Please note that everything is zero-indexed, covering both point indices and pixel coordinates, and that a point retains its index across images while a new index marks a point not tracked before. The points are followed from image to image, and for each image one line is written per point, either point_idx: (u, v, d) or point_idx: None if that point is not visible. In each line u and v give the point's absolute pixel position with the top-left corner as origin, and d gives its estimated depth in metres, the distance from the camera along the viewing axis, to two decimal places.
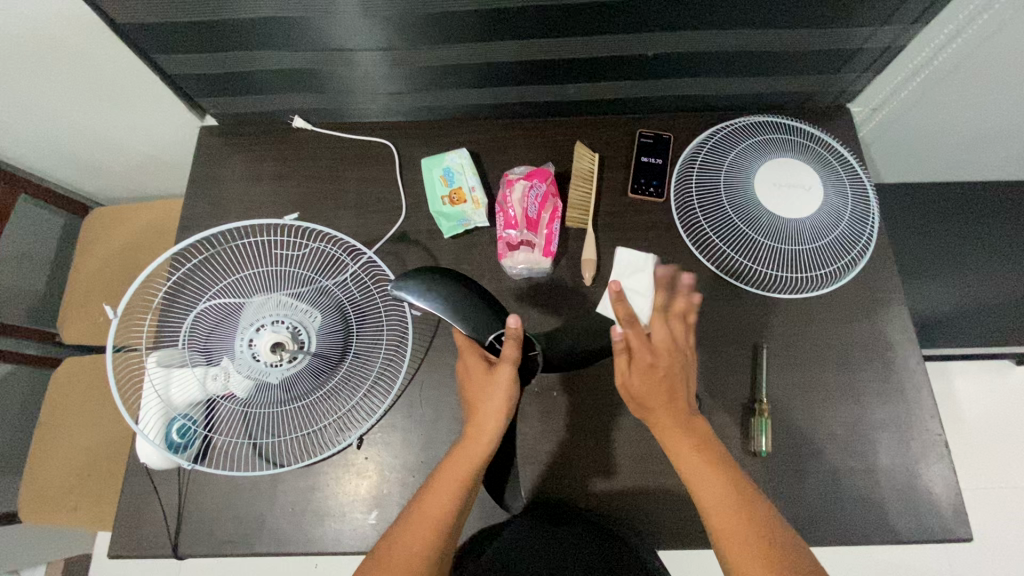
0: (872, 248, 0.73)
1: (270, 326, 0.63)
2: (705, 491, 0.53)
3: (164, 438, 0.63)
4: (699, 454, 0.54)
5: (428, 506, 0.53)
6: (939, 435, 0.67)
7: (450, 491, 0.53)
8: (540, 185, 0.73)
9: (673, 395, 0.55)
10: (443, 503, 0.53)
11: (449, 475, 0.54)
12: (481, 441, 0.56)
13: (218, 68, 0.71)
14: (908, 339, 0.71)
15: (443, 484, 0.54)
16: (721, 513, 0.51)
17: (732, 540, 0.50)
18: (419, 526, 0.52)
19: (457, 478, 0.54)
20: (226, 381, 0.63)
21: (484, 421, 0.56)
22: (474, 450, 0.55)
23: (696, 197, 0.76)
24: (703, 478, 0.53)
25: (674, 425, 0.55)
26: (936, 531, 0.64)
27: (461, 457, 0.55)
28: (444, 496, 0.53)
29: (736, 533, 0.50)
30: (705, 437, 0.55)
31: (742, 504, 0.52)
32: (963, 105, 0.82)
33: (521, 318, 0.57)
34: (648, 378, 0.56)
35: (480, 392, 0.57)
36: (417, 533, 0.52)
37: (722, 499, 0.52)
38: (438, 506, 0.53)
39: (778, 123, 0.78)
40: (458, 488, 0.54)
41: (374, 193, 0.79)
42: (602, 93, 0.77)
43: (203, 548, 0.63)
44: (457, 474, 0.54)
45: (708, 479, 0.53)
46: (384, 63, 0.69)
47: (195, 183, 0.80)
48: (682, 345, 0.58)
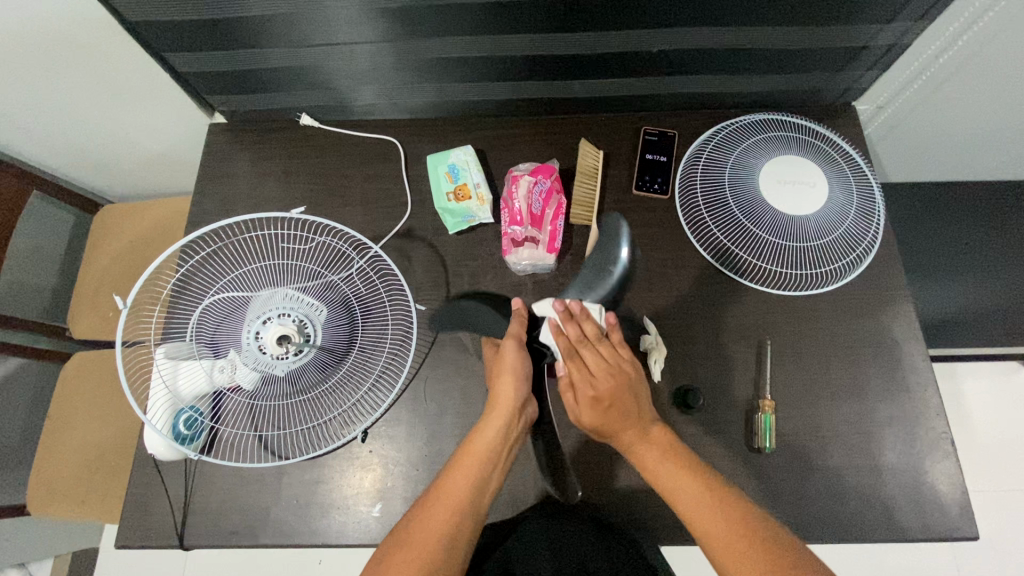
0: (877, 246, 0.73)
1: (277, 318, 0.63)
2: (678, 495, 0.53)
3: (171, 429, 0.63)
4: (664, 462, 0.55)
5: (449, 483, 0.54)
6: (946, 434, 0.67)
7: (470, 468, 0.55)
8: (544, 182, 0.73)
9: (626, 412, 0.56)
10: (465, 475, 0.55)
11: (470, 454, 0.56)
12: (496, 418, 0.58)
13: (226, 66, 0.72)
14: (912, 337, 0.70)
15: (463, 462, 0.56)
16: (702, 513, 0.51)
17: (717, 534, 0.50)
18: (441, 502, 0.53)
19: (477, 456, 0.56)
20: (233, 372, 0.63)
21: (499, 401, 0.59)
22: (495, 424, 0.58)
23: (700, 194, 0.76)
24: (670, 483, 0.54)
25: (635, 439, 0.56)
26: (943, 530, 0.64)
27: (478, 437, 0.57)
28: (464, 472, 0.55)
29: (720, 529, 0.50)
30: (668, 444, 0.56)
31: (721, 501, 0.52)
32: (969, 104, 0.81)
33: (522, 300, 0.66)
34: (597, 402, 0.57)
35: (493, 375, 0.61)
36: (438, 508, 0.53)
37: (693, 500, 0.52)
38: (461, 479, 0.55)
39: (782, 121, 0.79)
40: (477, 467, 0.55)
41: (379, 189, 0.79)
42: (606, 90, 0.77)
43: (209, 538, 0.64)
44: (477, 452, 0.56)
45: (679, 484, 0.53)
46: (389, 60, 0.70)
47: (203, 180, 0.81)
48: (621, 365, 0.59)
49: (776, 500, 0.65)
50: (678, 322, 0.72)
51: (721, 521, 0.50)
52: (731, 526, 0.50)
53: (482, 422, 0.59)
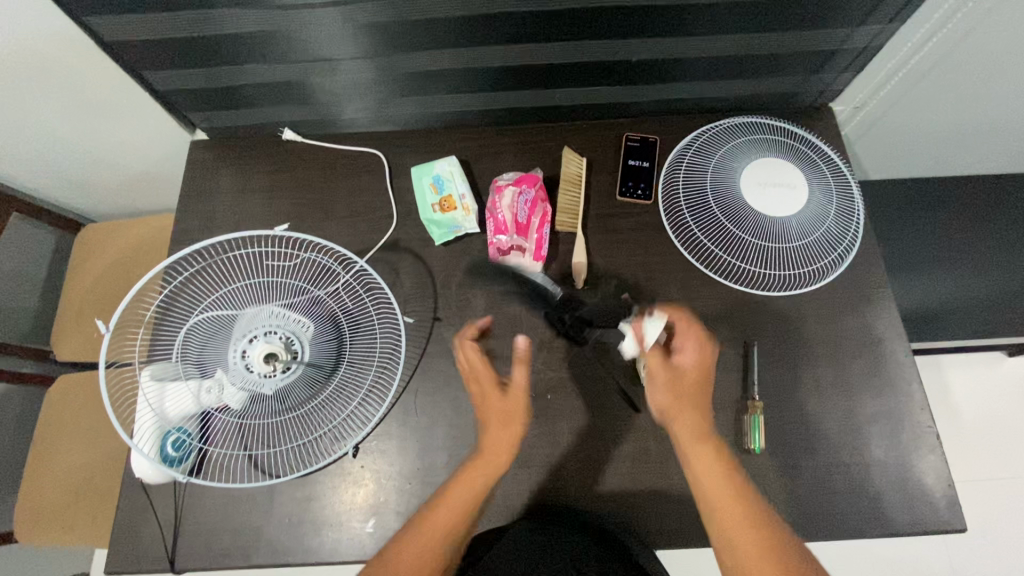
0: (858, 243, 0.74)
1: (263, 336, 0.62)
2: (717, 498, 0.58)
3: (159, 451, 0.62)
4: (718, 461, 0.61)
5: (438, 513, 0.60)
6: (930, 428, 0.67)
7: (445, 508, 0.60)
8: (529, 191, 0.74)
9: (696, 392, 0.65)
10: (454, 513, 0.60)
11: (454, 499, 0.61)
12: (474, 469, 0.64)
13: (207, 83, 0.71)
14: (895, 332, 0.71)
15: (456, 496, 0.61)
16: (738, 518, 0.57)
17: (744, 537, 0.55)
18: (429, 533, 0.59)
19: (469, 491, 0.62)
20: (219, 393, 0.62)
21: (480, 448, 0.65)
22: (484, 468, 0.64)
23: (683, 199, 0.77)
24: (710, 483, 0.59)
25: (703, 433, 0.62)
26: (932, 522, 0.64)
27: (469, 472, 0.63)
28: (458, 505, 0.61)
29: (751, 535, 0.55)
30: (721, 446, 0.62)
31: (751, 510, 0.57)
32: (942, 104, 0.83)
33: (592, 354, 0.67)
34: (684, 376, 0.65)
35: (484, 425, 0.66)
36: (426, 545, 0.58)
37: (727, 503, 0.58)
38: (450, 513, 0.60)
39: (762, 124, 0.80)
40: (460, 514, 0.60)
41: (364, 202, 0.79)
42: (588, 98, 0.78)
43: (200, 560, 0.63)
44: (467, 488, 0.62)
45: (722, 483, 0.59)
46: (373, 74, 0.70)
47: (187, 198, 0.81)
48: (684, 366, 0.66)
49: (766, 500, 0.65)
50: None
51: (747, 525, 0.56)
52: (755, 527, 0.56)
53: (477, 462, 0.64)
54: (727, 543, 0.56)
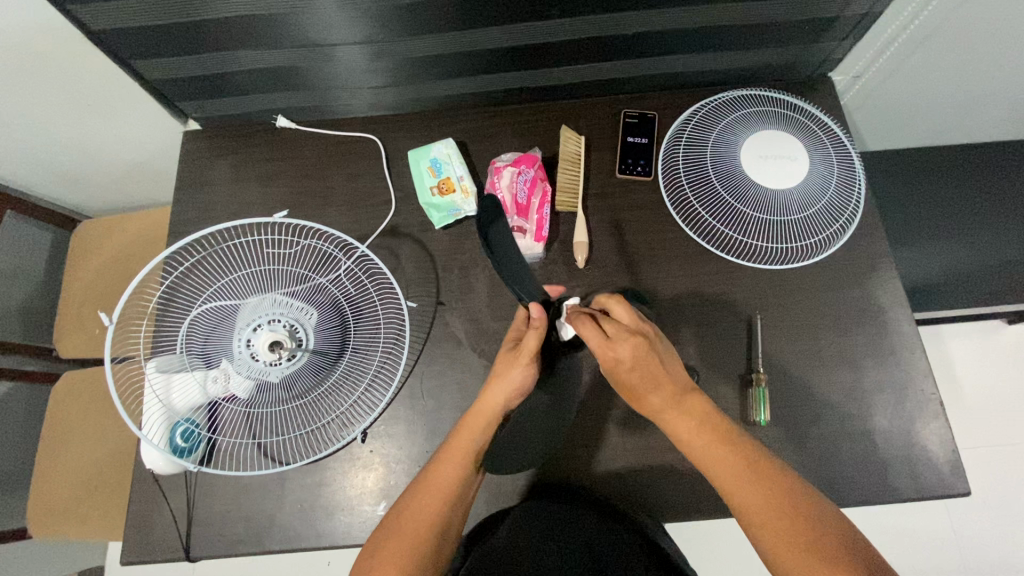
0: (859, 214, 0.74)
1: (267, 325, 0.62)
2: (718, 469, 0.52)
3: (168, 442, 0.62)
4: (705, 431, 0.53)
5: (434, 476, 0.56)
6: (934, 396, 0.68)
7: (464, 464, 0.57)
8: (527, 171, 0.74)
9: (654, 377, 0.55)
10: (453, 469, 0.56)
11: (453, 456, 0.57)
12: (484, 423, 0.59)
13: (198, 71, 0.70)
14: (898, 302, 0.72)
15: (452, 454, 0.57)
16: (750, 493, 0.50)
17: (761, 511, 0.49)
18: (431, 496, 0.55)
19: (462, 450, 0.57)
20: (226, 383, 0.62)
21: (490, 404, 0.59)
22: (476, 427, 0.58)
23: (683, 173, 0.76)
24: (708, 457, 0.52)
25: (670, 399, 0.54)
26: (936, 488, 0.65)
27: (461, 433, 0.58)
28: (455, 463, 0.57)
29: (769, 509, 0.49)
30: (707, 411, 0.54)
31: (765, 479, 0.50)
32: (943, 72, 0.82)
33: (542, 309, 0.58)
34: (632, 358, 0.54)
35: (501, 384, 0.59)
36: (427, 508, 0.55)
37: (735, 475, 0.51)
38: (449, 474, 0.56)
39: (760, 96, 0.79)
40: (461, 475, 0.57)
41: (362, 187, 0.79)
42: (585, 75, 0.77)
43: (213, 548, 0.63)
44: (461, 449, 0.57)
45: (724, 455, 0.52)
46: (367, 57, 0.70)
47: (183, 189, 0.80)
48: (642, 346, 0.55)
49: None
50: (669, 304, 0.72)
51: (764, 498, 0.49)
52: (778, 508, 0.48)
53: (466, 419, 0.59)
54: (748, 519, 0.49)
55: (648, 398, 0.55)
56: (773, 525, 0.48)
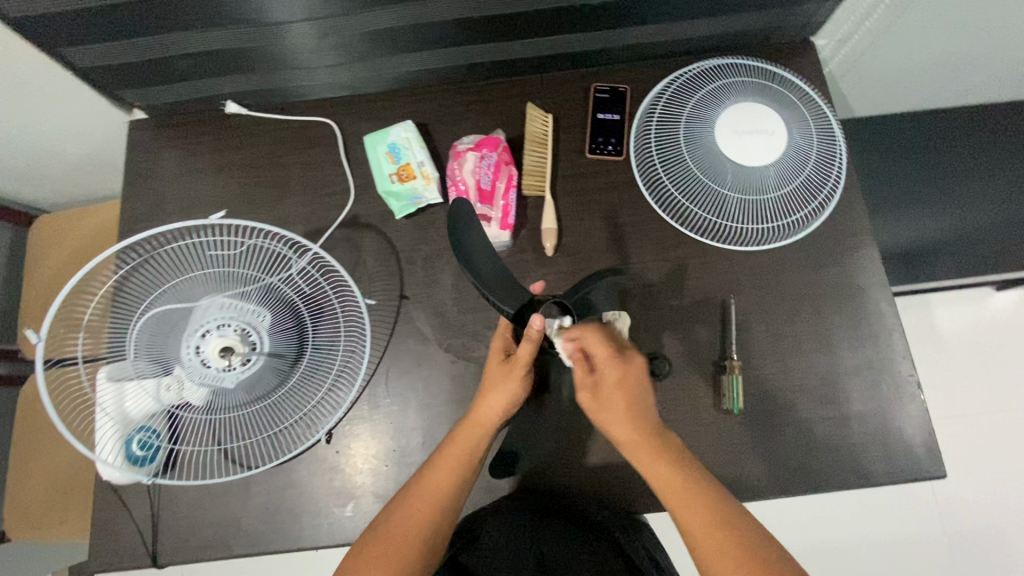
0: (839, 190, 0.70)
1: (216, 330, 0.59)
2: (679, 505, 0.51)
3: (126, 453, 0.61)
4: (673, 469, 0.52)
5: (426, 485, 0.56)
6: (912, 377, 0.66)
7: (459, 475, 0.56)
8: (491, 155, 0.70)
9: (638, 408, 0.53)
10: (447, 479, 0.56)
11: (448, 465, 0.56)
12: (481, 429, 0.58)
13: (133, 57, 0.66)
14: (878, 281, 0.69)
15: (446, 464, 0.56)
16: (708, 534, 0.50)
17: (715, 552, 0.49)
18: (421, 506, 0.55)
19: (456, 460, 0.56)
20: (179, 391, 0.60)
21: (487, 413, 0.57)
22: (473, 437, 0.57)
23: (655, 150, 0.72)
24: (667, 492, 0.52)
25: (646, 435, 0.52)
26: (911, 471, 0.64)
27: (458, 442, 0.57)
28: (448, 473, 0.56)
29: (724, 551, 0.49)
30: (678, 450, 0.53)
31: (728, 523, 0.50)
32: (931, 33, 0.78)
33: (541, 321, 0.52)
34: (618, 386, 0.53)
35: (496, 394, 0.57)
36: (417, 518, 0.54)
37: (697, 513, 0.51)
38: (442, 483, 0.56)
39: (737, 65, 0.74)
40: (455, 485, 0.56)
41: (320, 176, 0.75)
42: (551, 48, 0.72)
43: (182, 554, 0.63)
44: (455, 459, 0.57)
45: (689, 494, 0.51)
46: (314, 34, 0.65)
47: (132, 183, 0.76)
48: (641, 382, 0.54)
49: (744, 458, 0.65)
50: (642, 291, 0.70)
51: (721, 542, 0.50)
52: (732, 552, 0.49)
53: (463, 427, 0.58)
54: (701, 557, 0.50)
55: (619, 427, 0.53)
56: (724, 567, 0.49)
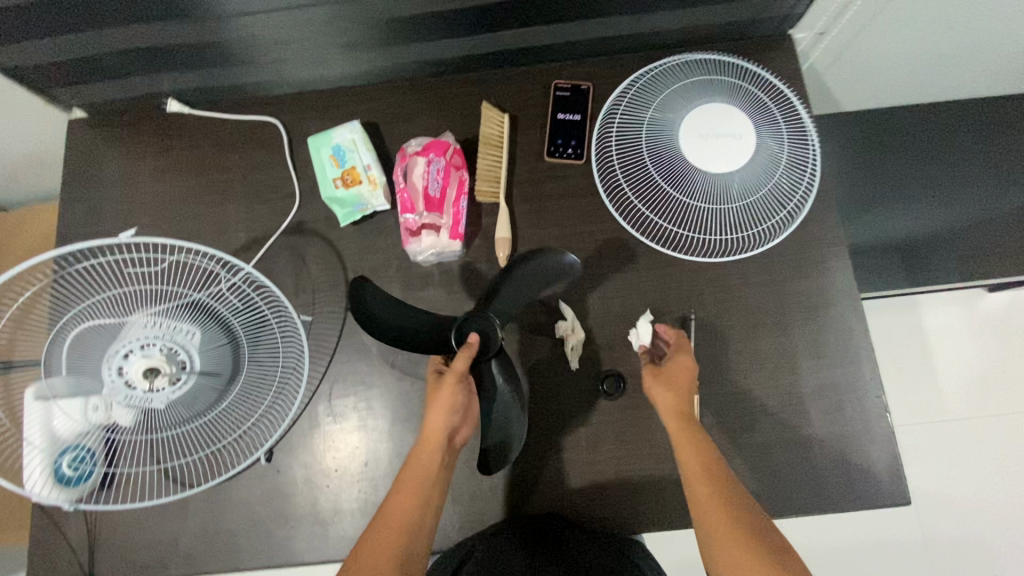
0: (812, 197, 0.66)
1: (139, 350, 0.55)
2: (698, 480, 0.51)
3: (54, 478, 0.58)
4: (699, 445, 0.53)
5: (389, 512, 0.52)
6: (879, 398, 0.63)
7: (419, 497, 0.53)
8: (438, 160, 0.66)
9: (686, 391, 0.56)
10: (409, 501, 0.53)
11: (407, 489, 0.53)
12: (434, 450, 0.56)
13: (58, 54, 0.62)
14: (850, 295, 0.65)
15: (406, 489, 0.53)
16: (718, 512, 0.49)
17: (723, 531, 0.48)
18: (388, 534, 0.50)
19: (416, 481, 0.54)
20: (106, 413, 0.56)
21: (436, 430, 0.56)
22: (427, 457, 0.55)
23: (616, 154, 0.68)
24: (688, 465, 0.52)
25: (676, 408, 0.55)
26: (874, 497, 0.61)
27: (411, 465, 0.55)
28: (410, 495, 0.53)
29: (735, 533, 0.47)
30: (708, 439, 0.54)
31: (740, 510, 0.49)
32: (920, 24, 0.72)
33: (475, 334, 0.58)
34: (673, 374, 0.57)
35: (441, 409, 0.55)
36: (385, 546, 0.49)
37: (711, 489, 0.50)
38: (405, 507, 0.52)
39: (708, 61, 0.69)
40: (418, 507, 0.53)
41: (265, 180, 0.71)
42: (506, 43, 0.68)
43: (118, 573, 0.61)
44: (414, 480, 0.54)
45: (705, 469, 0.51)
46: (247, 30, 0.61)
47: (70, 186, 0.73)
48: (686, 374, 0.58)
49: None
50: (598, 304, 0.66)
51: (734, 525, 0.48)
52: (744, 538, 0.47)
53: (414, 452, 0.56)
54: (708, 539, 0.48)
55: (661, 403, 0.56)
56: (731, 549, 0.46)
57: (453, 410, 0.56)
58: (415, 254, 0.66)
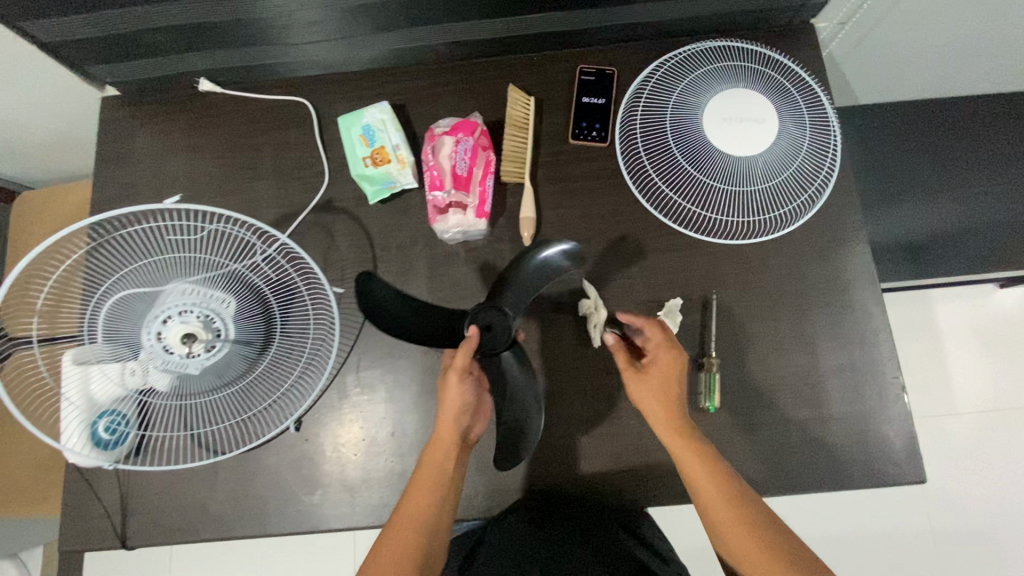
0: (832, 182, 0.67)
1: (177, 317, 0.57)
2: (695, 478, 0.55)
3: (91, 439, 0.60)
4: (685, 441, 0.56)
5: (405, 510, 0.56)
6: (896, 379, 0.64)
7: (434, 494, 0.56)
8: (467, 140, 0.67)
9: (666, 387, 0.57)
10: (423, 500, 0.56)
11: (421, 486, 0.57)
12: (446, 448, 0.58)
13: (97, 30, 0.63)
14: (867, 279, 0.66)
15: (420, 488, 0.56)
16: (718, 504, 0.54)
17: (724, 521, 0.53)
18: (405, 532, 0.55)
19: (429, 479, 0.57)
20: (144, 376, 0.58)
21: (447, 429, 0.58)
22: (438, 456, 0.57)
23: (641, 138, 0.70)
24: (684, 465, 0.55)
25: (662, 412, 0.57)
26: (890, 475, 0.63)
27: (423, 465, 0.57)
28: (425, 493, 0.56)
29: (735, 521, 0.53)
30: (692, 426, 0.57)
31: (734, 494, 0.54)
32: (940, 17, 0.73)
33: (474, 328, 0.58)
34: (654, 371, 0.58)
35: (449, 408, 0.57)
36: (403, 543, 0.54)
37: (709, 486, 0.54)
38: (420, 506, 0.56)
39: (732, 48, 0.71)
40: (433, 503, 0.56)
41: (294, 159, 0.73)
42: (533, 27, 0.69)
43: (151, 537, 0.63)
44: (427, 479, 0.57)
45: (697, 461, 0.55)
46: (283, 9, 0.62)
47: (103, 162, 0.74)
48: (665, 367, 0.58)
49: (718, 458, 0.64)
50: (621, 284, 0.68)
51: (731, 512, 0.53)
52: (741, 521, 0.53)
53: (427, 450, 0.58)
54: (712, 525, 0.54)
55: (649, 408, 0.57)
56: (733, 533, 0.53)
57: (461, 408, 0.58)
58: (442, 232, 0.68)
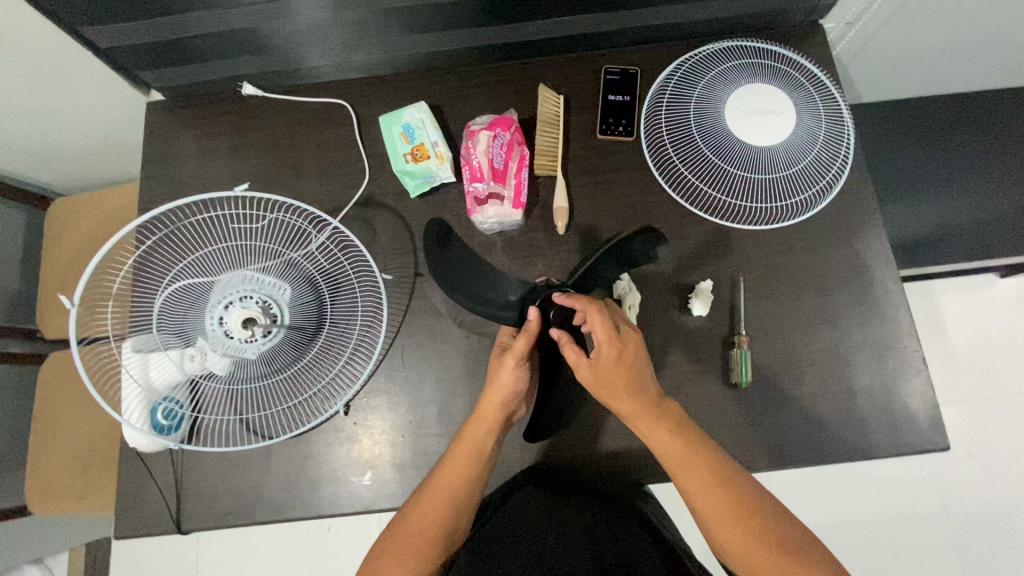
0: (847, 169, 0.71)
1: (239, 302, 0.61)
2: (677, 469, 0.56)
3: (150, 422, 0.62)
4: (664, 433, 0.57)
5: (438, 481, 0.58)
6: (916, 353, 0.68)
7: (470, 470, 0.58)
8: (504, 134, 0.71)
9: (630, 382, 0.57)
10: (457, 475, 0.58)
11: (457, 461, 0.58)
12: (488, 424, 0.59)
13: (152, 37, 0.67)
14: (885, 260, 0.70)
15: (456, 462, 0.58)
16: (703, 494, 0.55)
17: (710, 508, 0.54)
18: (434, 503, 0.57)
19: (467, 453, 0.58)
20: (203, 360, 0.61)
21: (490, 407, 0.59)
22: (479, 432, 0.59)
23: (666, 132, 0.74)
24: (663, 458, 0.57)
25: (635, 408, 0.57)
26: (915, 443, 0.66)
27: (463, 440, 0.59)
28: (461, 467, 0.58)
29: (721, 507, 0.54)
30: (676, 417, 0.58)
31: (721, 479, 0.55)
32: (939, 17, 0.78)
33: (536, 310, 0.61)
34: (608, 366, 0.57)
35: (499, 388, 0.59)
36: (431, 513, 0.57)
37: (689, 475, 0.55)
38: (453, 480, 0.58)
39: (748, 47, 0.75)
40: (466, 478, 0.58)
41: (335, 157, 0.76)
42: (562, 29, 0.73)
43: (205, 521, 0.65)
44: (464, 453, 0.58)
45: (676, 455, 0.56)
46: (330, 15, 0.66)
47: (150, 163, 0.78)
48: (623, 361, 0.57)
49: (751, 432, 0.67)
50: (652, 269, 0.71)
51: (718, 499, 0.54)
52: (728, 506, 0.54)
53: (469, 426, 0.60)
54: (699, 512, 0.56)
55: (619, 405, 0.57)
56: (718, 520, 0.54)
57: (510, 391, 0.60)
58: (480, 222, 0.71)
